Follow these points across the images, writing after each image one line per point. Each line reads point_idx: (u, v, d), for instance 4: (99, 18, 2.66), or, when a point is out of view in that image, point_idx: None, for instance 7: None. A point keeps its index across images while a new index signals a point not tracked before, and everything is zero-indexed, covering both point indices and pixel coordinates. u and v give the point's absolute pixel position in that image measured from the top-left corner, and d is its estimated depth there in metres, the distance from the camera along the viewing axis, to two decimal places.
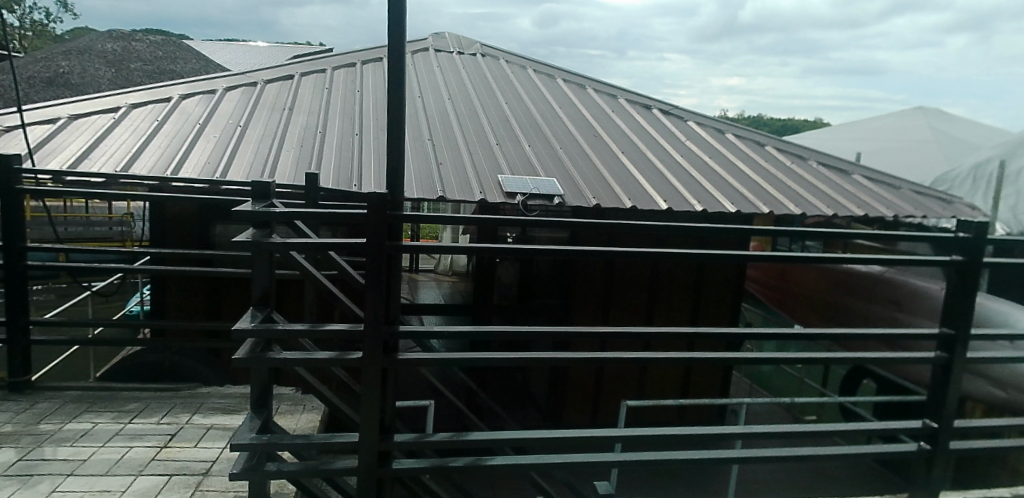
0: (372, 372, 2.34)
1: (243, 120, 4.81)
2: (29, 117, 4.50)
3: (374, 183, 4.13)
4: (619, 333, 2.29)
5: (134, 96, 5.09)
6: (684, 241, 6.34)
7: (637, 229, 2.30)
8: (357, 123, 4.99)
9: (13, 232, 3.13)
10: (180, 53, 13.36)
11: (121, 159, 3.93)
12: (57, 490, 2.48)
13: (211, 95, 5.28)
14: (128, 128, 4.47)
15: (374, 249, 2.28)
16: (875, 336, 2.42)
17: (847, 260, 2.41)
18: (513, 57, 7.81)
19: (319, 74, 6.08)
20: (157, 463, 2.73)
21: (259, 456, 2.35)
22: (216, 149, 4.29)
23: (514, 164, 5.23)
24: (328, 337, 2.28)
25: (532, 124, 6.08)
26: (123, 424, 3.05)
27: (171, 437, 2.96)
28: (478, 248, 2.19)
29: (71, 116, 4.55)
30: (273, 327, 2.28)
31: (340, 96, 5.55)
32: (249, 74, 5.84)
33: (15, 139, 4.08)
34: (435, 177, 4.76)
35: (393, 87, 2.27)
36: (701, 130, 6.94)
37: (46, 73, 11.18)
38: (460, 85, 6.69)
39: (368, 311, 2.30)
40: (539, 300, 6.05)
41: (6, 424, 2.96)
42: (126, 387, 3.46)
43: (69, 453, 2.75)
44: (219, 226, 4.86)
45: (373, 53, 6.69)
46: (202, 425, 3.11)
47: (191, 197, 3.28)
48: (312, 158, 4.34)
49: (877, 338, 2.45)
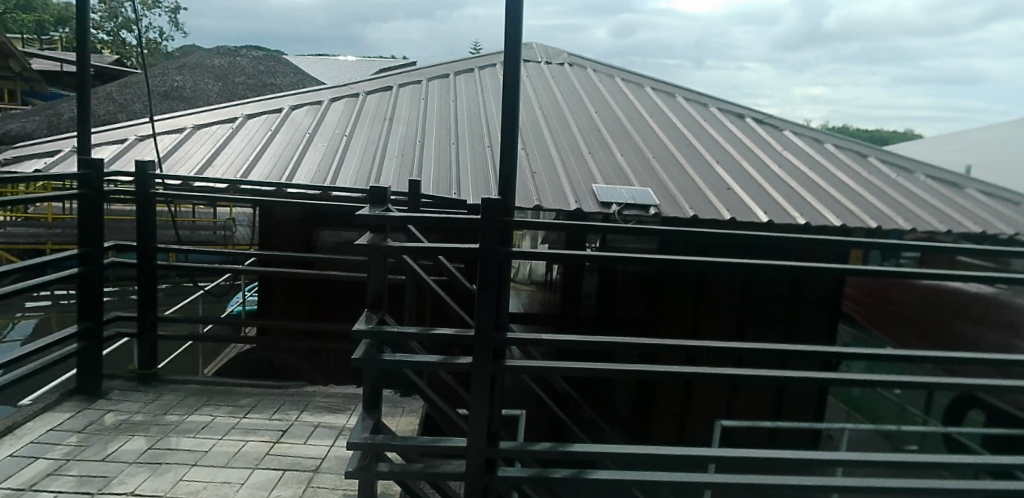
0: (481, 378, 2.27)
1: (347, 130, 4.98)
2: (159, 126, 4.85)
3: (473, 192, 4.18)
4: (728, 347, 2.16)
5: (249, 107, 5.39)
6: (778, 253, 6.08)
7: (729, 236, 2.13)
8: (453, 133, 5.07)
9: (148, 233, 3.36)
10: (279, 68, 14.13)
11: (241, 167, 4.15)
12: (183, 478, 2.61)
13: (317, 106, 5.52)
14: (246, 136, 4.73)
15: (486, 254, 2.20)
16: (991, 361, 2.22)
17: (959, 278, 2.20)
18: (600, 65, 7.77)
19: (415, 85, 6.25)
20: (271, 458, 2.82)
21: (371, 457, 2.33)
22: (325, 157, 4.46)
23: (606, 173, 5.17)
24: (438, 340, 2.22)
25: (624, 133, 6.01)
26: (238, 418, 3.19)
27: (282, 433, 3.06)
28: (579, 257, 2.08)
29: (194, 126, 4.87)
30: (387, 329, 2.23)
31: (436, 106, 5.67)
32: (351, 86, 6.07)
33: (148, 148, 4.41)
34: (530, 185, 4.78)
35: (506, 90, 2.20)
36: (798, 140, 6.66)
37: (163, 87, 12.05)
38: (549, 95, 6.69)
39: (478, 317, 2.23)
40: (621, 312, 5.90)
41: (137, 414, 3.16)
42: (238, 383, 3.61)
43: (192, 444, 2.89)
44: (320, 231, 5.05)
45: (466, 64, 6.82)
46: (310, 423, 3.21)
47: (305, 202, 3.40)
48: (413, 167, 4.44)
49: (992, 364, 2.25)
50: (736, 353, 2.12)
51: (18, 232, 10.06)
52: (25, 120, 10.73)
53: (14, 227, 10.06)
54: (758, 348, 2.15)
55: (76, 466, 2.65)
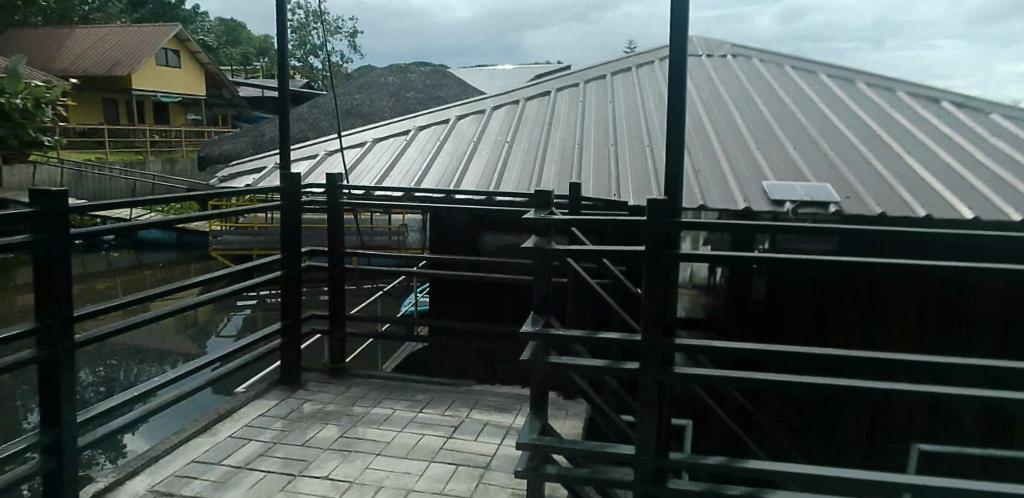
0: (649, 384, 2.09)
1: (509, 137, 5.13)
2: (345, 142, 5.35)
3: (634, 193, 4.09)
4: (932, 362, 1.86)
5: (420, 120, 5.76)
6: (989, 254, 5.26)
7: (930, 232, 1.84)
8: (611, 134, 5.01)
9: (337, 240, 3.71)
10: (444, 81, 14.96)
11: (415, 176, 4.44)
12: (370, 466, 2.83)
13: (481, 115, 5.75)
14: (418, 147, 5.06)
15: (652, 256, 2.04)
16: None
17: None
18: (767, 55, 7.28)
19: (573, 88, 6.28)
20: (446, 452, 2.97)
21: (539, 458, 2.30)
22: (489, 164, 4.63)
23: (778, 168, 4.84)
24: (602, 344, 2.10)
25: (797, 126, 5.56)
26: (415, 412, 3.41)
27: (454, 429, 3.21)
28: (754, 261, 1.91)
29: (373, 140, 5.30)
30: (552, 332, 2.16)
31: (593, 108, 5.65)
32: (512, 93, 6.25)
33: (337, 161, 4.88)
34: (695, 185, 4.58)
35: (672, 84, 2.06)
36: (1014, 123, 5.71)
37: (345, 106, 13.30)
38: (711, 90, 6.40)
39: (644, 321, 2.07)
40: (797, 319, 5.36)
41: (330, 404, 3.50)
42: (415, 379, 3.85)
43: (376, 435, 3.14)
44: (484, 235, 5.25)
45: (624, 63, 6.73)
46: (479, 420, 3.33)
47: (472, 208, 3.52)
48: (573, 170, 4.45)
49: None
50: (934, 369, 1.83)
51: (232, 240, 11.63)
52: (236, 142, 12.37)
53: (229, 236, 11.64)
54: (964, 364, 1.85)
55: (282, 449, 2.98)
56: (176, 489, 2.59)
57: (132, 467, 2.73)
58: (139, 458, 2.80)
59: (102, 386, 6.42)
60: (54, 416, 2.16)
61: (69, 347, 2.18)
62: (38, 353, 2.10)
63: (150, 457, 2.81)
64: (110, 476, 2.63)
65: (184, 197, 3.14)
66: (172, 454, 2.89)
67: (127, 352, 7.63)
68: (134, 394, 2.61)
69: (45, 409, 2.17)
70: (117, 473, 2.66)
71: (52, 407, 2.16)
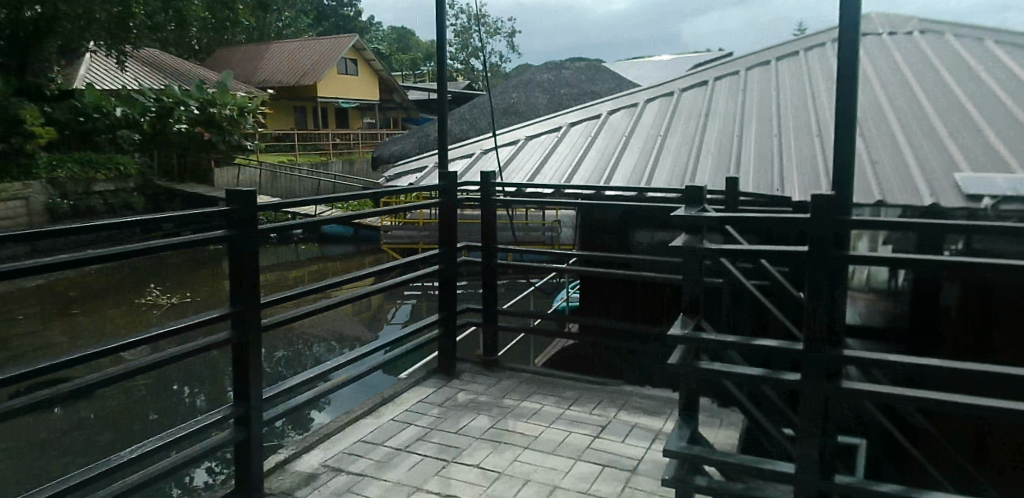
0: (812, 398, 1.89)
1: (663, 130, 4.96)
2: (500, 140, 5.51)
3: (799, 188, 3.75)
4: None
5: (572, 116, 5.76)
6: None
7: None
8: (774, 125, 4.65)
9: (491, 236, 3.84)
10: (598, 75, 14.83)
11: (565, 173, 4.45)
12: (518, 459, 2.88)
13: (633, 109, 5.62)
14: (569, 144, 5.07)
15: (816, 257, 1.85)
16: None
17: None
18: (966, 27, 6.30)
19: (732, 77, 5.91)
20: (593, 452, 2.95)
21: (688, 467, 2.17)
22: (641, 159, 4.50)
23: (977, 158, 4.16)
24: (758, 349, 1.94)
25: (1004, 107, 4.73)
26: (563, 409, 3.43)
27: (601, 429, 3.18)
28: (947, 263, 1.64)
29: (526, 138, 5.40)
30: (704, 335, 2.04)
31: (754, 97, 5.27)
32: (666, 85, 6.03)
33: (491, 160, 5.04)
34: (871, 180, 4.09)
35: (842, 66, 1.85)
36: None
37: (502, 105, 13.69)
38: (893, 72, 5.67)
39: (805, 327, 1.88)
40: None
41: (482, 395, 3.64)
42: (562, 376, 3.87)
43: (525, 428, 3.20)
44: (636, 232, 5.13)
45: (792, 46, 6.20)
46: (627, 422, 3.27)
47: (622, 205, 3.44)
48: (731, 164, 4.19)
49: None
50: None
51: (399, 235, 12.48)
52: (404, 143, 13.23)
53: (397, 231, 12.51)
54: None
55: (437, 434, 3.14)
56: (344, 465, 2.83)
57: (309, 442, 3.03)
58: (315, 434, 3.10)
59: (291, 364, 7.22)
60: (246, 391, 2.46)
61: (257, 330, 2.46)
62: (233, 335, 2.39)
63: (324, 434, 3.10)
64: (291, 448, 2.94)
65: (357, 195, 3.41)
66: (342, 432, 3.17)
67: (311, 335, 8.50)
68: (311, 375, 2.88)
69: (239, 385, 2.47)
70: (297, 446, 2.97)
71: (244, 383, 2.45)
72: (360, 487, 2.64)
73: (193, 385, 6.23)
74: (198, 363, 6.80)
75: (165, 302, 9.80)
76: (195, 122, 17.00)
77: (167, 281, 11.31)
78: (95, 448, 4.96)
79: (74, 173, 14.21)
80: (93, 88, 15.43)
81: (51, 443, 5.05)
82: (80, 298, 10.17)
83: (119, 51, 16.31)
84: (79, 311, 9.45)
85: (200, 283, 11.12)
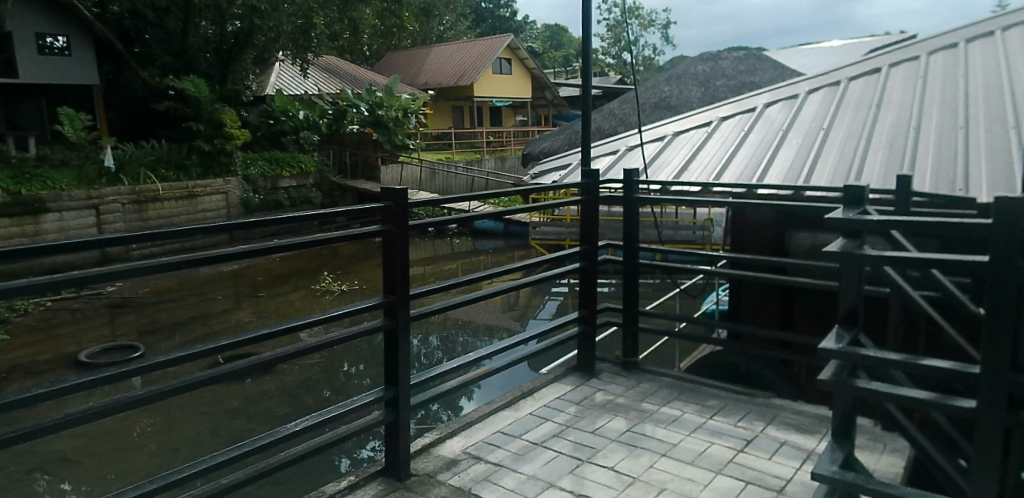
0: (994, 432, 1.61)
1: (826, 123, 4.54)
2: (647, 136, 5.39)
3: (991, 187, 3.25)
4: None
5: (725, 110, 5.48)
6: None
7: None
8: (963, 115, 4.07)
9: (633, 235, 3.77)
10: (759, 64, 13.89)
11: (713, 170, 4.24)
12: (654, 466, 2.80)
13: (793, 101, 5.21)
14: (719, 139, 4.82)
15: (1001, 269, 1.57)
16: None
17: None
18: None
19: (912, 61, 5.26)
20: (735, 466, 2.78)
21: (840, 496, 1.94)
22: (799, 155, 4.16)
23: None
24: (927, 371, 1.69)
25: None
26: (705, 418, 3.27)
27: (746, 443, 2.99)
28: None
29: (674, 133, 5.23)
30: (861, 350, 1.82)
31: (939, 83, 4.65)
32: (832, 74, 5.51)
33: (637, 157, 4.95)
34: None
35: None
36: None
37: (653, 100, 13.32)
38: None
39: (986, 348, 1.61)
40: None
41: (620, 396, 3.58)
42: (705, 383, 3.70)
43: (663, 435, 3.09)
44: (794, 234, 4.75)
45: (990, 23, 5.37)
46: (776, 438, 3.04)
47: (773, 205, 3.20)
48: (905, 160, 3.73)
49: None
50: None
51: (547, 231, 12.63)
52: (554, 141, 13.35)
53: (545, 227, 12.67)
54: None
55: (574, 432, 3.15)
56: (483, 454, 2.93)
57: (451, 429, 3.16)
58: (458, 422, 3.23)
59: (442, 352, 7.61)
60: (395, 377, 2.62)
61: (406, 320, 2.61)
62: (384, 323, 2.56)
63: (465, 423, 3.23)
64: (436, 434, 3.09)
65: (507, 191, 3.48)
66: (483, 422, 3.27)
67: (461, 325, 8.89)
68: (455, 366, 3.00)
69: (388, 370, 2.63)
70: (440, 433, 3.12)
71: (394, 369, 2.61)
72: (497, 477, 2.71)
73: (357, 366, 6.79)
74: (362, 346, 7.40)
75: (337, 288, 10.76)
76: (365, 123, 18.46)
77: (337, 269, 12.41)
78: (276, 416, 5.59)
79: (265, 170, 16.08)
80: (282, 94, 17.33)
81: (242, 408, 5.77)
82: (269, 281, 11.48)
83: (304, 60, 18.16)
84: (267, 292, 10.68)
85: (366, 272, 12.08)
